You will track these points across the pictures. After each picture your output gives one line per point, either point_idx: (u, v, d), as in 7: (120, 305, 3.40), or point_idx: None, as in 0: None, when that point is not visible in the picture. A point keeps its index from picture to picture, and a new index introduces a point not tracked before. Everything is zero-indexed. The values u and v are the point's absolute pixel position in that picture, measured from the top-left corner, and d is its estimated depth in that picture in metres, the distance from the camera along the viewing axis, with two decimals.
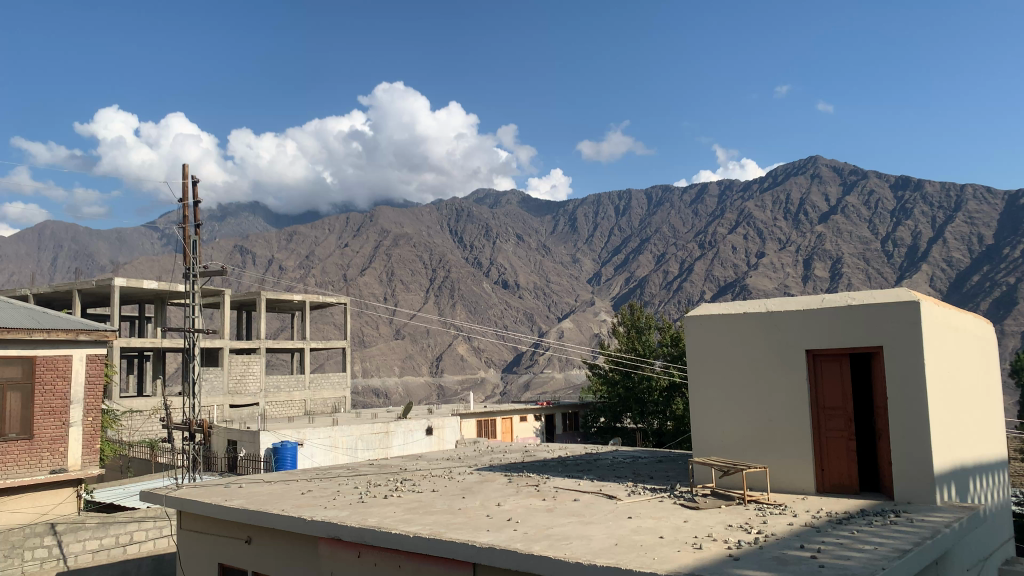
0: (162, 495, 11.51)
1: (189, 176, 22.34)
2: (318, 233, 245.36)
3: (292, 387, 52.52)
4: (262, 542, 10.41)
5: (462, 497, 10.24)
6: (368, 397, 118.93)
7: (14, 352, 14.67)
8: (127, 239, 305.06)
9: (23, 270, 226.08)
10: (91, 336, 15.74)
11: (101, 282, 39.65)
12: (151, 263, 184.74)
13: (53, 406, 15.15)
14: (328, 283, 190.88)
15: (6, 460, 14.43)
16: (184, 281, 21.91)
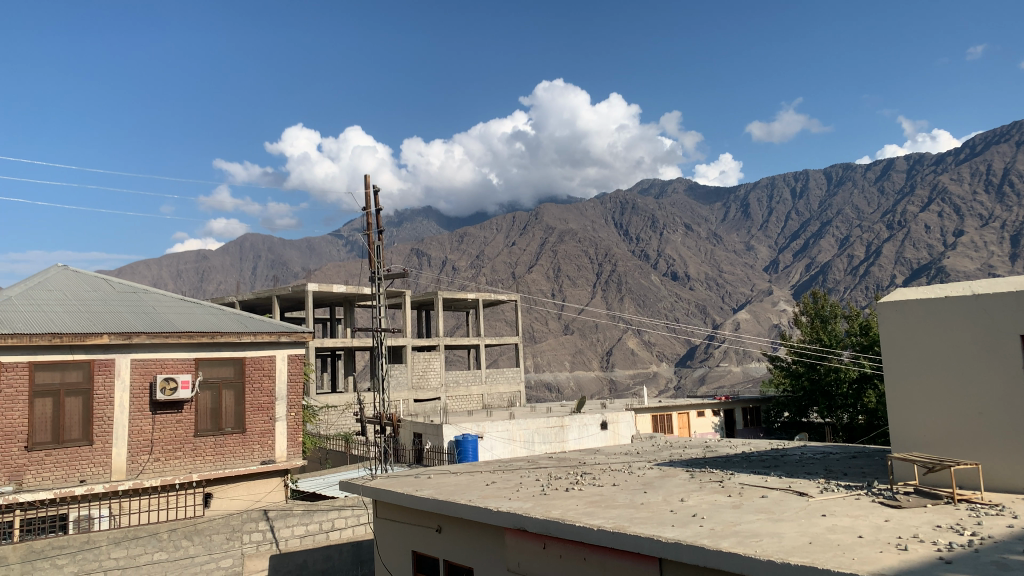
0: (359, 485, 12.29)
1: (370, 185, 23.63)
2: (487, 233, 252.09)
3: (470, 382, 54.28)
4: (452, 533, 10.84)
5: (644, 492, 10.17)
6: (542, 392, 120.89)
7: (227, 354, 16.23)
8: (315, 247, 328.72)
9: (229, 280, 249.85)
10: (291, 338, 17.03)
11: (297, 287, 42.88)
12: (337, 268, 198.01)
13: (261, 403, 16.59)
14: (499, 281, 195.74)
15: (224, 451, 16.00)
16: (371, 284, 23.28)
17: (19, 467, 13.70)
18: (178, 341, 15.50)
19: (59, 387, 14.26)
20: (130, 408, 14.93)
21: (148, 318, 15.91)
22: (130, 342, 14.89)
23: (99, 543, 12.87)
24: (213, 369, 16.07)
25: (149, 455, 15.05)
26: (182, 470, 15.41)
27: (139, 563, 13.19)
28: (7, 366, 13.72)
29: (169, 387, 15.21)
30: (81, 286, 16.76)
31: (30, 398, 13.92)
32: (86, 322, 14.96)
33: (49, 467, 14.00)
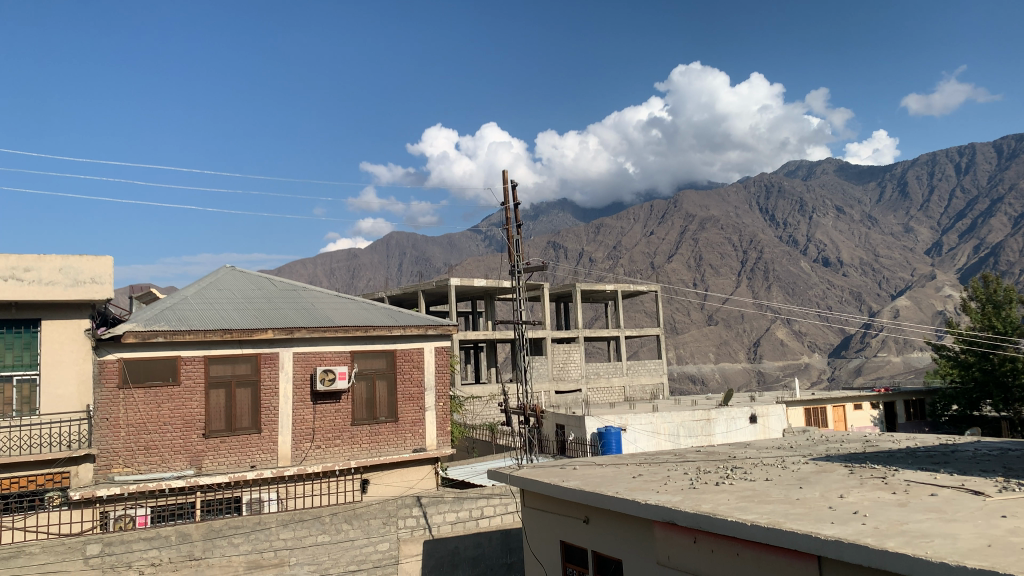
0: (507, 474, 12.52)
1: (508, 180, 23.96)
2: (625, 223, 249.66)
3: (611, 374, 54.07)
4: (601, 523, 10.85)
5: (800, 487, 9.76)
6: (685, 385, 118.89)
7: (379, 346, 16.97)
8: (456, 243, 337.41)
9: (377, 276, 260.86)
10: (437, 331, 17.56)
11: (440, 282, 44.17)
12: (478, 263, 202.34)
13: (412, 393, 17.26)
14: (638, 272, 193.43)
15: (379, 439, 16.76)
16: (511, 278, 23.65)
17: (198, 451, 14.97)
18: (335, 335, 16.36)
19: (231, 379, 15.42)
20: (293, 398, 15.92)
21: (307, 313, 16.90)
22: (292, 336, 15.87)
23: (270, 524, 13.80)
24: (367, 361, 16.85)
25: (311, 442, 16.00)
26: (342, 457, 16.25)
27: (305, 544, 14.04)
28: (186, 360, 15.04)
29: (328, 378, 16.04)
30: (249, 284, 18.03)
31: (205, 388, 15.17)
32: (253, 318, 16.10)
33: (224, 453, 15.19)
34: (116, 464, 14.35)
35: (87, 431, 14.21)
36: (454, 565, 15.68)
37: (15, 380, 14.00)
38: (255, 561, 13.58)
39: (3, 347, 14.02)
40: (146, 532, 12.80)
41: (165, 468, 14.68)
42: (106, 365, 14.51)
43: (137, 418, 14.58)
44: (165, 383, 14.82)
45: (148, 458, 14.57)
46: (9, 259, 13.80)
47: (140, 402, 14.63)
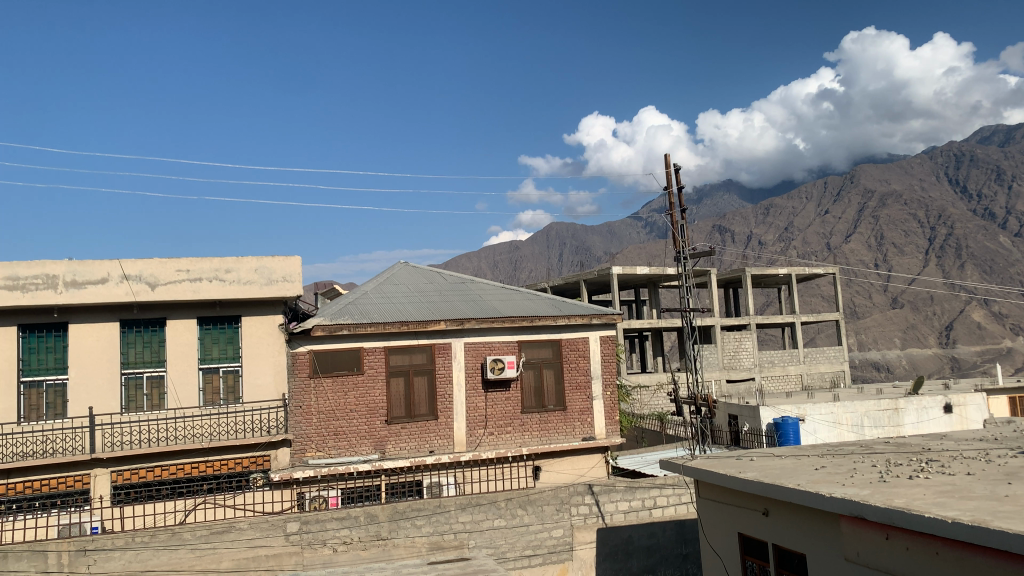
0: (680, 464, 12.31)
1: (670, 164, 23.47)
2: (796, 203, 237.72)
3: (787, 361, 51.80)
4: (782, 516, 10.43)
5: (1008, 483, 8.91)
6: (868, 372, 112.12)
7: (545, 336, 17.20)
8: (617, 231, 335.28)
9: (539, 268, 264.40)
10: (602, 320, 17.54)
11: (603, 271, 44.13)
12: (641, 251, 200.17)
13: (579, 382, 17.38)
14: (811, 254, 183.74)
15: (549, 427, 17.02)
16: (677, 264, 23.19)
17: (382, 437, 15.84)
18: (503, 325, 16.74)
19: (409, 368, 16.19)
20: (466, 386, 16.47)
21: (476, 304, 17.41)
22: (463, 327, 16.42)
23: (449, 507, 14.36)
24: (535, 351, 17.15)
25: (484, 429, 16.51)
26: (514, 444, 16.65)
27: (483, 528, 14.52)
28: (368, 350, 15.94)
29: (498, 367, 16.45)
30: (420, 279, 18.84)
31: (386, 377, 16.03)
32: (426, 310, 16.80)
33: (405, 438, 15.98)
34: (310, 449, 15.43)
35: (283, 418, 15.51)
36: (628, 553, 15.62)
37: (221, 371, 15.62)
38: (436, 543, 14.19)
39: (210, 342, 15.66)
40: (338, 512, 13.71)
41: (353, 452, 15.65)
42: (298, 357, 15.69)
43: (327, 405, 15.62)
44: (351, 372, 15.79)
45: (338, 443, 15.56)
46: (213, 262, 15.27)
47: (329, 390, 15.66)
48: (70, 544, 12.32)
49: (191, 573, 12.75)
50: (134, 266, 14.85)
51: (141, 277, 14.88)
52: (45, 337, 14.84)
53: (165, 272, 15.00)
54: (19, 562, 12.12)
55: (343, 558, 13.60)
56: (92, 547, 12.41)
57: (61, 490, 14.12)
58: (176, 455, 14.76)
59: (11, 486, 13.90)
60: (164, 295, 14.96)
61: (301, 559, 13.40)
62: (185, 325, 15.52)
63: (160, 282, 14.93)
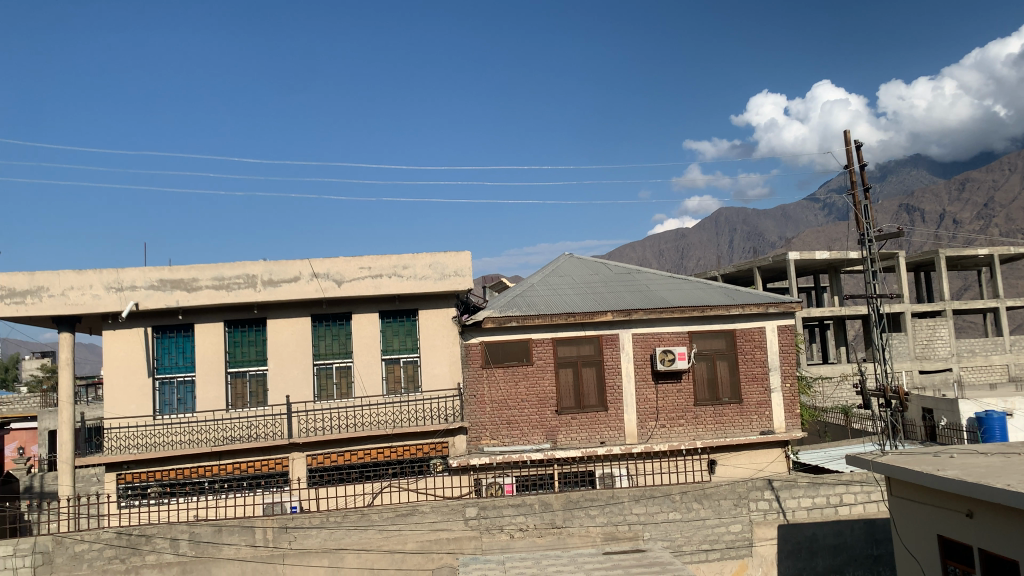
0: (869, 460, 11.56)
1: (851, 141, 22.03)
2: (996, 176, 216.14)
3: (990, 350, 47.33)
4: (989, 519, 9.56)
5: None
6: None
7: (718, 327, 16.73)
8: (790, 215, 319.61)
9: (708, 256, 257.25)
10: (779, 308, 16.78)
11: (778, 257, 42.24)
12: (818, 235, 189.66)
13: (756, 373, 16.78)
14: (1016, 232, 166.47)
15: (723, 420, 16.57)
16: (861, 247, 21.73)
17: (553, 427, 16.06)
18: (673, 316, 16.44)
19: (577, 359, 16.29)
20: (636, 377, 16.36)
21: (645, 295, 17.20)
22: (631, 318, 16.28)
23: (622, 499, 14.31)
24: (707, 342, 16.72)
25: (656, 421, 16.32)
26: (687, 437, 16.36)
27: (658, 520, 14.37)
28: (537, 342, 16.19)
29: (668, 358, 16.17)
30: (587, 270, 18.85)
31: (555, 368, 16.21)
32: (594, 301, 16.82)
33: (576, 428, 16.12)
34: (485, 436, 15.88)
35: (458, 406, 16.12)
36: (813, 552, 14.89)
37: (401, 361, 16.52)
38: (611, 533, 14.20)
39: (391, 334, 16.57)
40: (514, 500, 14.04)
41: (525, 441, 15.97)
42: (471, 348, 16.20)
43: (499, 395, 16.03)
44: (521, 363, 16.10)
45: (511, 431, 15.94)
46: (392, 259, 16.05)
47: (501, 380, 16.05)
48: (273, 521, 13.44)
49: (380, 552, 13.57)
50: (322, 265, 15.90)
51: (328, 274, 15.91)
52: (247, 331, 16.27)
53: (349, 270, 15.94)
54: (231, 537, 13.34)
55: (519, 544, 13.94)
56: (293, 524, 13.48)
57: (265, 471, 15.42)
58: (363, 440, 15.75)
59: (222, 466, 15.33)
60: (349, 291, 15.92)
61: (480, 543, 13.87)
62: (368, 318, 16.48)
63: (345, 279, 15.89)
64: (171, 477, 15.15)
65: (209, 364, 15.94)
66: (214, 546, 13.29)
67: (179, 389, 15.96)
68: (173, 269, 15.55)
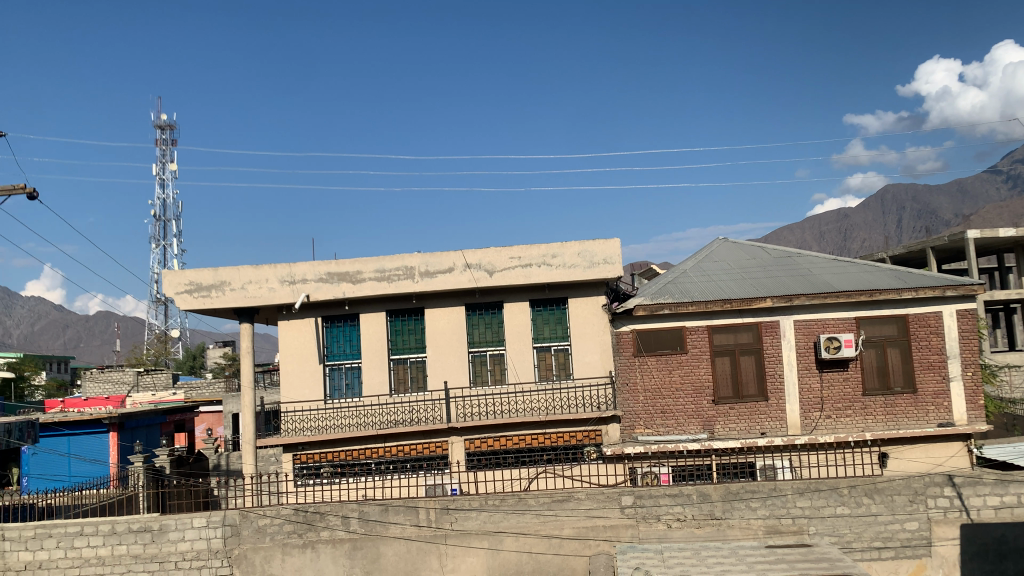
0: None
1: None
2: None
3: None
4: None
5: None
6: None
7: (888, 312, 15.72)
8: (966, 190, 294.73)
9: (871, 237, 241.94)
10: (958, 292, 15.52)
11: (955, 236, 39.07)
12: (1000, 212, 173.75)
13: (932, 361, 15.66)
14: None
15: (896, 411, 15.60)
16: None
17: (709, 417, 15.71)
18: (837, 301, 15.60)
19: (734, 347, 15.81)
20: (798, 366, 15.69)
21: (805, 279, 16.43)
22: (791, 304, 15.59)
23: (785, 491, 13.78)
24: (876, 328, 15.75)
25: (820, 412, 15.61)
26: (855, 428, 15.54)
27: (824, 515, 13.72)
28: (691, 329, 15.85)
29: (833, 345, 15.38)
30: (743, 255, 18.22)
31: (711, 356, 15.82)
32: (750, 287, 16.26)
33: (734, 418, 15.69)
34: (639, 425, 15.80)
35: (611, 394, 16.09)
36: (1002, 555, 13.73)
37: (553, 349, 16.68)
38: (774, 526, 13.71)
39: (542, 322, 16.79)
40: (671, 489, 13.85)
41: (681, 431, 15.72)
42: (623, 336, 16.14)
43: (653, 383, 15.86)
44: (674, 352, 15.83)
45: (666, 420, 15.75)
46: (541, 248, 16.17)
47: (654, 368, 15.88)
48: (435, 503, 13.97)
49: (538, 536, 13.84)
50: (474, 255, 16.26)
51: (480, 264, 16.25)
52: (407, 321, 16.97)
53: (500, 260, 16.21)
54: (397, 516, 14.00)
55: (677, 535, 13.74)
56: (453, 506, 13.96)
57: (426, 454, 16.09)
58: (518, 426, 16.06)
59: (387, 449, 16.10)
60: (501, 281, 16.20)
61: (637, 532, 13.80)
62: (520, 306, 16.75)
63: (497, 269, 16.18)
64: (342, 458, 16.10)
65: (373, 351, 16.76)
66: (381, 524, 13.99)
67: (346, 375, 16.90)
68: (338, 262, 16.42)
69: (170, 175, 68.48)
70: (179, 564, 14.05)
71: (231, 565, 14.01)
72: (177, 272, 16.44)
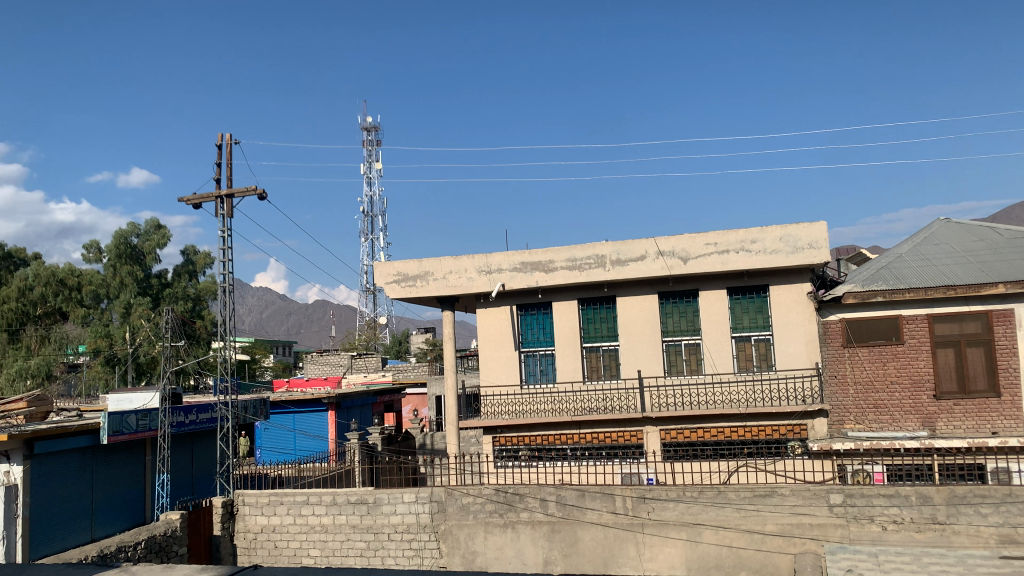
0: None
1: None
2: None
3: None
4: None
5: None
6: None
7: None
8: None
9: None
10: None
11: None
12: None
13: None
14: None
15: None
16: None
17: (930, 414, 14.50)
18: None
19: (960, 338, 14.46)
20: None
21: None
22: None
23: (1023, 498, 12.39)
24: None
25: None
26: None
27: None
28: (908, 319, 14.71)
29: None
30: (968, 237, 16.56)
31: (932, 348, 14.57)
32: (979, 272, 14.77)
33: (959, 416, 14.37)
34: (849, 421, 14.94)
35: (818, 387, 15.32)
36: None
37: (753, 339, 16.10)
38: (1008, 536, 12.40)
39: (740, 311, 16.24)
40: (886, 490, 12.93)
41: (897, 428, 14.64)
42: (830, 325, 15.34)
43: (864, 376, 14.92)
44: (889, 342, 14.78)
45: (879, 416, 14.76)
46: (739, 234, 15.64)
47: (866, 360, 14.94)
48: (632, 491, 13.99)
49: (739, 531, 13.46)
50: (667, 242, 16.02)
51: (674, 252, 15.98)
52: (599, 309, 17.05)
53: (695, 247, 15.85)
54: (593, 502, 14.16)
55: (894, 538, 12.82)
56: (650, 496, 13.90)
57: (620, 442, 16.16)
58: (716, 418, 15.72)
59: (582, 435, 16.37)
60: (696, 269, 15.83)
61: (847, 533, 13.02)
62: (716, 295, 16.29)
63: (691, 256, 15.83)
64: (539, 443, 16.54)
65: (567, 339, 17.01)
66: (578, 510, 14.22)
67: (541, 361, 17.27)
68: (532, 252, 16.81)
69: (375, 173, 73.08)
70: (392, 535, 15.04)
71: (438, 540, 14.80)
72: (385, 264, 17.56)
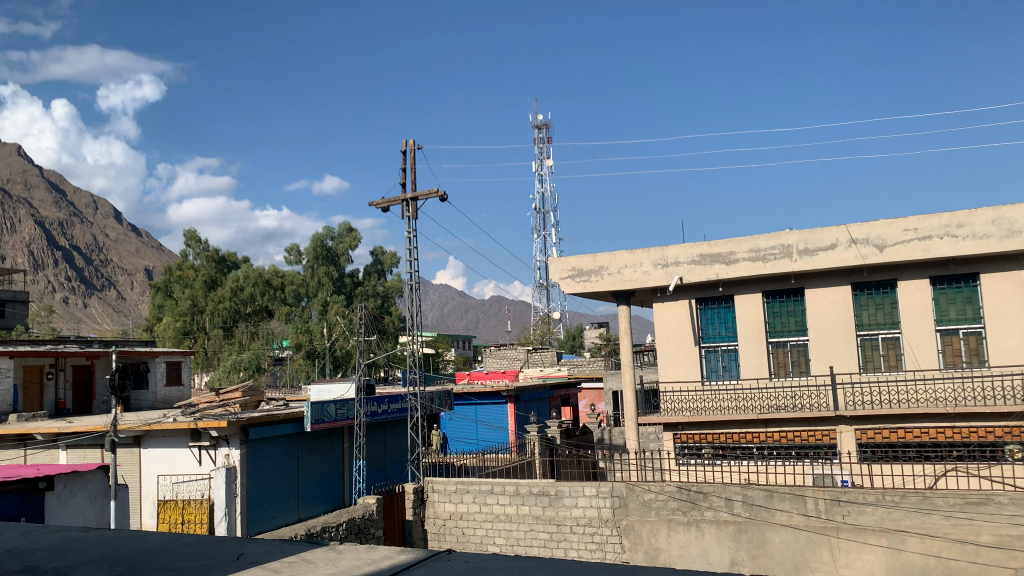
0: None
1: None
2: None
3: None
4: None
5: None
6: None
7: None
8: None
9: None
10: None
11: None
12: None
13: None
14: None
15: None
16: None
17: None
18: None
19: None
20: None
21: None
22: None
23: None
24: None
25: None
26: None
27: None
28: None
29: None
30: None
31: None
32: None
33: None
34: None
35: None
36: None
37: (961, 333, 14.80)
38: None
39: (946, 303, 14.95)
40: None
41: None
42: None
43: None
44: None
45: None
46: (943, 218, 14.40)
47: None
48: (826, 494, 13.28)
49: (948, 540, 12.45)
50: (861, 230, 15.06)
51: (869, 240, 14.99)
52: (785, 302, 16.31)
53: (892, 233, 14.79)
54: (783, 503, 13.57)
55: None
56: (845, 499, 13.14)
57: (811, 442, 15.41)
58: (919, 418, 14.60)
59: (768, 434, 15.80)
60: (893, 257, 14.76)
61: None
62: (918, 285, 15.09)
63: (888, 243, 14.77)
64: (722, 441, 16.11)
65: (751, 334, 16.41)
66: (767, 510, 13.69)
67: (723, 357, 16.78)
68: (711, 244, 16.39)
69: (547, 170, 73.95)
70: (574, 528, 15.21)
71: (621, 535, 14.79)
72: (560, 259, 17.73)
